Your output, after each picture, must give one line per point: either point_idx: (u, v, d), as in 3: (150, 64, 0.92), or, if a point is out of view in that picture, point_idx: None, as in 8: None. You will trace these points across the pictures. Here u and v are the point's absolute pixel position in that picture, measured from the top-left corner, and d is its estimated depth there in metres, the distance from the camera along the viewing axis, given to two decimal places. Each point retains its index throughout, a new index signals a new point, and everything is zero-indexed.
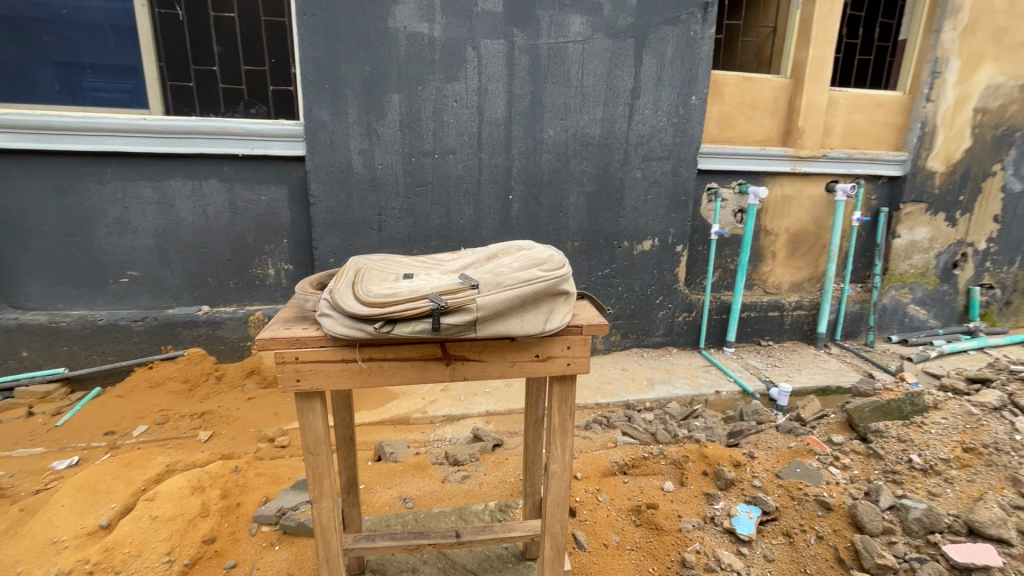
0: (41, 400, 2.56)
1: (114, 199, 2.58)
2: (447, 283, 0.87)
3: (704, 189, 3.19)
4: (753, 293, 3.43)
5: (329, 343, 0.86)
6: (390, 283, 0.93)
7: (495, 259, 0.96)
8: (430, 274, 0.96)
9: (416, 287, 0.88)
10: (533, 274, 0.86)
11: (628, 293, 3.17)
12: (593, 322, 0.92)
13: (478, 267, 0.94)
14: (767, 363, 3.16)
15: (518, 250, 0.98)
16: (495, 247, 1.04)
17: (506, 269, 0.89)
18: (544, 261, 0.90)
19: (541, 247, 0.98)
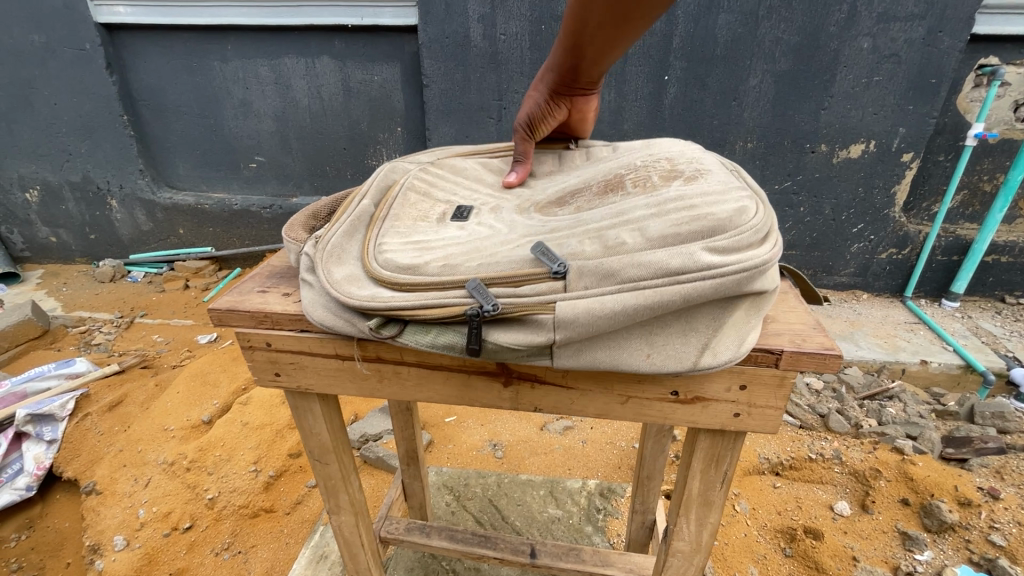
0: (195, 275, 2.80)
1: (236, 79, 2.47)
2: (513, 251, 0.49)
3: (972, 66, 2.10)
4: (1012, 230, 2.37)
5: (317, 329, 0.56)
6: (421, 230, 0.56)
7: (622, 199, 0.54)
8: (501, 214, 0.59)
9: (458, 248, 0.51)
10: (686, 262, 0.43)
11: (811, 217, 2.38)
12: (803, 348, 0.48)
13: (588, 212, 0.53)
14: (1011, 331, 2.23)
15: (678, 182, 0.53)
16: (631, 168, 0.61)
17: (632, 229, 0.47)
18: (719, 223, 0.45)
19: (724, 182, 0.52)
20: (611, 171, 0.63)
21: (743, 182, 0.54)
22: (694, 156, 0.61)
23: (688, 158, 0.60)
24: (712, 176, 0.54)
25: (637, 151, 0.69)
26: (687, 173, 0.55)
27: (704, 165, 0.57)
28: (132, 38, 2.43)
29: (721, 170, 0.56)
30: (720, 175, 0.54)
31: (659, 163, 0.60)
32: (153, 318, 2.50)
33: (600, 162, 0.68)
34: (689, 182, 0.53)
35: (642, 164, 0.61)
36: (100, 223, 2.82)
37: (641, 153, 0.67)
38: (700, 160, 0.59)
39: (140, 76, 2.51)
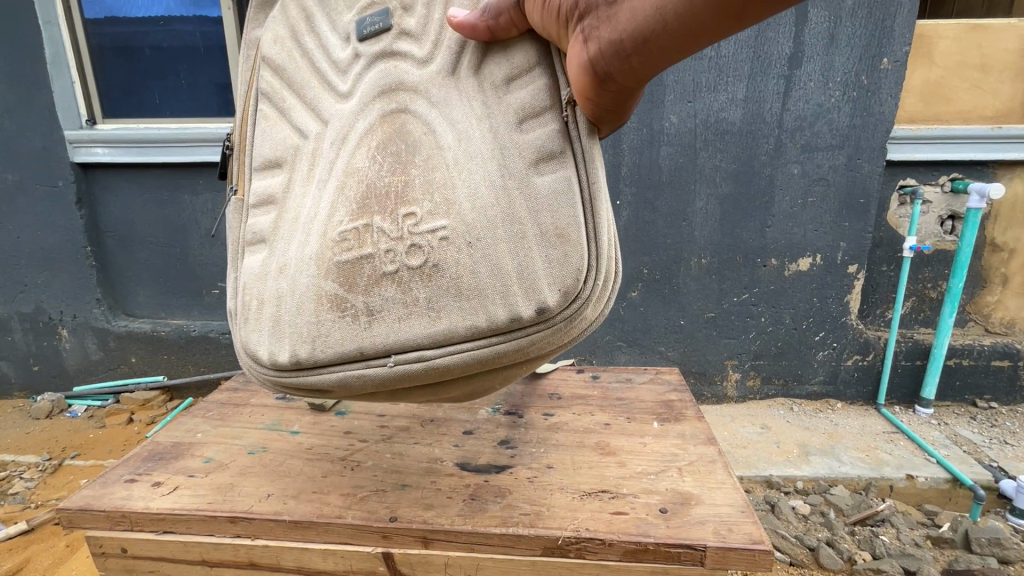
0: (141, 407, 2.62)
1: (206, 210, 2.52)
2: (278, 127, 0.79)
3: (894, 187, 2.30)
4: (966, 333, 2.43)
5: (175, 537, 0.85)
6: (297, 77, 0.79)
7: (308, 225, 0.71)
8: (339, 126, 0.73)
9: (280, 93, 0.80)
10: (251, 272, 0.75)
11: (773, 327, 2.39)
12: (729, 546, 0.77)
13: (305, 191, 0.73)
14: (991, 438, 2.17)
15: (320, 293, 0.67)
16: (415, 198, 0.65)
17: (277, 234, 0.75)
18: (257, 319, 0.73)
19: (323, 336, 0.67)
20: (425, 191, 0.64)
21: (344, 370, 0.67)
22: (418, 298, 0.64)
23: (407, 290, 0.64)
24: (337, 332, 0.66)
25: (527, 222, 0.62)
26: (335, 297, 0.66)
27: (363, 326, 0.65)
28: (105, 175, 2.50)
29: (376, 327, 0.65)
30: (340, 334, 0.66)
31: (379, 256, 0.65)
32: (85, 459, 2.28)
33: (503, 146, 0.64)
34: (311, 301, 0.68)
35: (403, 224, 0.64)
36: (46, 354, 2.68)
37: (508, 215, 0.62)
38: (393, 310, 0.64)
39: (109, 209, 2.54)
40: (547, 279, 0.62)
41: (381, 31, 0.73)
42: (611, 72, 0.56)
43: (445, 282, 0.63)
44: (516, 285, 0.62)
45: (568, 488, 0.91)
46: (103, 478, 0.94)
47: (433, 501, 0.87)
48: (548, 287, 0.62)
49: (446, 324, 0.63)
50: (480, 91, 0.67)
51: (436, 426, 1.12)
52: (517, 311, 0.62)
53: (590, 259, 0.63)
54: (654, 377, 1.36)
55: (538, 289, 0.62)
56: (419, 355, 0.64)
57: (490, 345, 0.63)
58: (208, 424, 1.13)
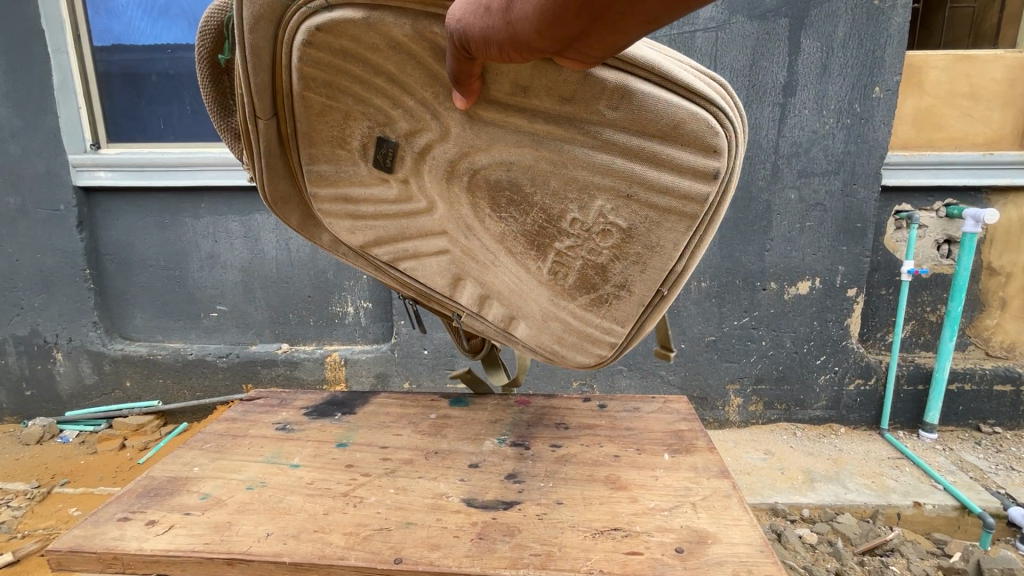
0: (135, 432, 2.57)
1: (206, 234, 2.51)
2: (427, 265, 0.92)
3: (890, 211, 2.32)
4: (967, 356, 2.42)
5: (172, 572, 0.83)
6: (396, 230, 0.90)
7: (528, 286, 0.89)
8: (456, 220, 0.86)
9: (401, 250, 0.92)
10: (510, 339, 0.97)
11: (775, 350, 2.38)
12: None
13: (494, 273, 0.89)
14: (997, 464, 2.14)
15: (580, 307, 0.88)
16: (564, 210, 0.80)
17: (518, 308, 0.91)
18: (569, 360, 0.95)
19: (613, 321, 0.89)
20: (562, 199, 0.79)
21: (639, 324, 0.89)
22: (639, 250, 0.81)
23: (627, 251, 0.82)
24: (623, 312, 0.87)
25: (649, 141, 0.72)
26: (583, 291, 0.87)
27: (628, 292, 0.85)
28: (107, 198, 2.51)
29: (632, 280, 0.84)
30: (622, 310, 0.87)
31: (580, 250, 0.83)
32: (75, 486, 2.23)
33: (579, 128, 0.73)
34: (584, 313, 0.89)
35: (579, 228, 0.81)
36: (40, 378, 2.64)
37: (631, 158, 0.74)
38: (630, 266, 0.83)
39: (109, 233, 2.54)
40: (697, 158, 0.73)
41: (398, 151, 0.81)
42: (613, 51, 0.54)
43: (643, 228, 0.79)
44: (687, 178, 0.75)
45: (579, 525, 0.89)
46: (94, 519, 0.91)
47: (440, 541, 0.85)
48: (707, 159, 0.73)
49: (674, 241, 0.80)
50: (508, 106, 0.73)
51: (441, 458, 1.10)
52: (699, 193, 0.76)
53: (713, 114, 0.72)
54: (661, 405, 1.34)
55: (704, 167, 0.74)
56: (677, 270, 0.83)
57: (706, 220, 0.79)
58: (206, 456, 1.10)
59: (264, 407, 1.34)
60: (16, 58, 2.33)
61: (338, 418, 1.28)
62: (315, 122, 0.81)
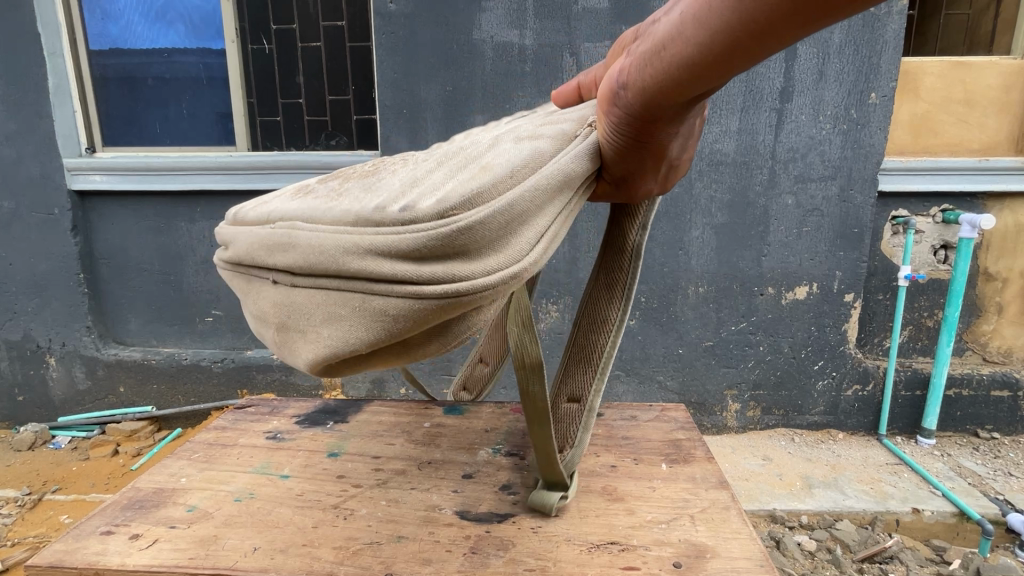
0: (128, 438, 2.55)
1: (201, 238, 2.49)
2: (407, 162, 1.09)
3: (886, 217, 2.31)
4: (965, 362, 2.42)
5: None
6: None
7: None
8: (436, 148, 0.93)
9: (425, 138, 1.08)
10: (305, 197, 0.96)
11: (773, 356, 2.37)
12: None
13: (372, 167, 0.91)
14: (995, 470, 2.14)
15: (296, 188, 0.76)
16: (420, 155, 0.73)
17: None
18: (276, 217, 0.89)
19: (263, 201, 0.74)
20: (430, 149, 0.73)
21: (248, 228, 0.69)
22: (334, 193, 0.65)
23: (343, 185, 0.67)
24: (277, 198, 0.72)
25: (467, 158, 0.63)
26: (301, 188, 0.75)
27: (294, 196, 0.70)
28: (101, 203, 2.49)
29: (294, 205, 0.68)
30: (275, 200, 0.72)
31: (354, 173, 0.72)
32: (66, 493, 2.20)
33: (505, 130, 0.71)
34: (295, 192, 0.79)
35: (388, 165, 0.73)
36: (32, 384, 2.62)
37: (457, 154, 0.65)
38: (321, 191, 0.68)
39: (103, 237, 2.52)
40: (439, 189, 0.59)
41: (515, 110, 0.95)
42: (626, 85, 0.57)
43: (367, 187, 0.65)
44: (411, 189, 0.60)
45: (574, 539, 0.88)
46: (77, 532, 0.90)
47: (431, 556, 0.84)
48: (430, 197, 0.57)
49: (328, 209, 0.62)
50: (535, 118, 0.78)
51: (434, 469, 1.09)
52: (385, 204, 0.58)
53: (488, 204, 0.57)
54: (659, 413, 1.33)
55: (425, 195, 0.58)
56: (300, 222, 0.63)
57: (351, 231, 0.59)
58: (195, 466, 1.09)
59: (255, 415, 1.33)
60: (10, 62, 2.32)
61: (330, 426, 1.26)
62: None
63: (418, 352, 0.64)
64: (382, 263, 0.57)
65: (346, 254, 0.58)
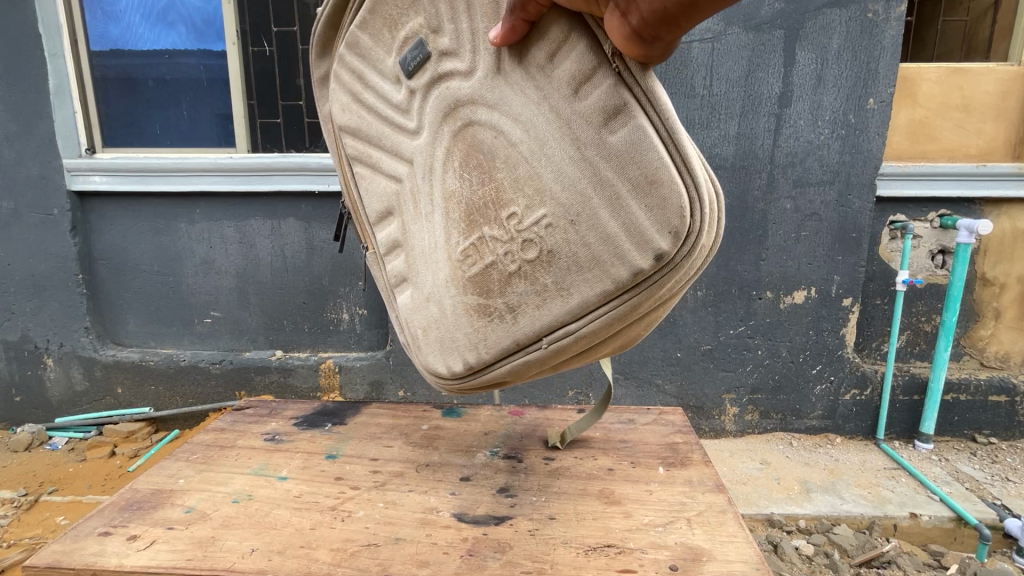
0: (125, 440, 2.53)
1: (201, 240, 2.49)
2: (377, 182, 0.93)
3: (885, 222, 2.32)
4: (963, 367, 2.42)
5: None
6: (372, 133, 0.90)
7: (437, 252, 0.84)
8: (424, 157, 0.82)
9: (366, 152, 0.93)
10: (402, 303, 0.94)
11: (770, 359, 2.37)
12: None
13: (421, 225, 0.87)
14: (992, 475, 2.14)
15: (467, 309, 0.81)
16: (510, 200, 0.73)
17: (415, 269, 0.90)
18: (430, 348, 0.88)
19: (482, 340, 0.80)
20: (517, 189, 0.72)
21: (512, 361, 0.79)
22: (548, 282, 0.73)
23: (535, 279, 0.74)
24: (493, 332, 0.79)
25: (616, 182, 0.66)
26: (478, 304, 0.79)
27: (509, 321, 0.77)
28: (101, 203, 2.49)
29: (529, 320, 0.75)
30: (497, 334, 0.79)
31: (500, 260, 0.76)
32: (63, 495, 2.20)
33: (569, 126, 0.67)
34: (463, 315, 0.81)
35: (510, 227, 0.74)
36: (30, 384, 2.61)
37: (597, 185, 0.67)
38: (527, 299, 0.75)
39: (102, 238, 2.52)
40: (648, 223, 0.65)
41: (423, 61, 0.78)
42: (658, 34, 0.54)
43: (563, 264, 0.71)
44: (625, 242, 0.67)
45: (571, 542, 0.88)
46: (74, 533, 0.90)
47: (429, 558, 0.84)
48: (657, 235, 0.65)
49: (580, 298, 0.71)
50: (532, 82, 0.69)
51: (431, 471, 1.09)
52: (637, 265, 0.66)
53: (693, 192, 0.63)
54: (656, 417, 1.33)
55: (647, 239, 0.65)
56: (564, 329, 0.73)
57: (625, 302, 0.69)
58: (193, 468, 1.09)
59: (253, 417, 1.33)
60: (12, 63, 2.32)
61: (328, 428, 1.26)
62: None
63: None
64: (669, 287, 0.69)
65: (640, 307, 0.70)
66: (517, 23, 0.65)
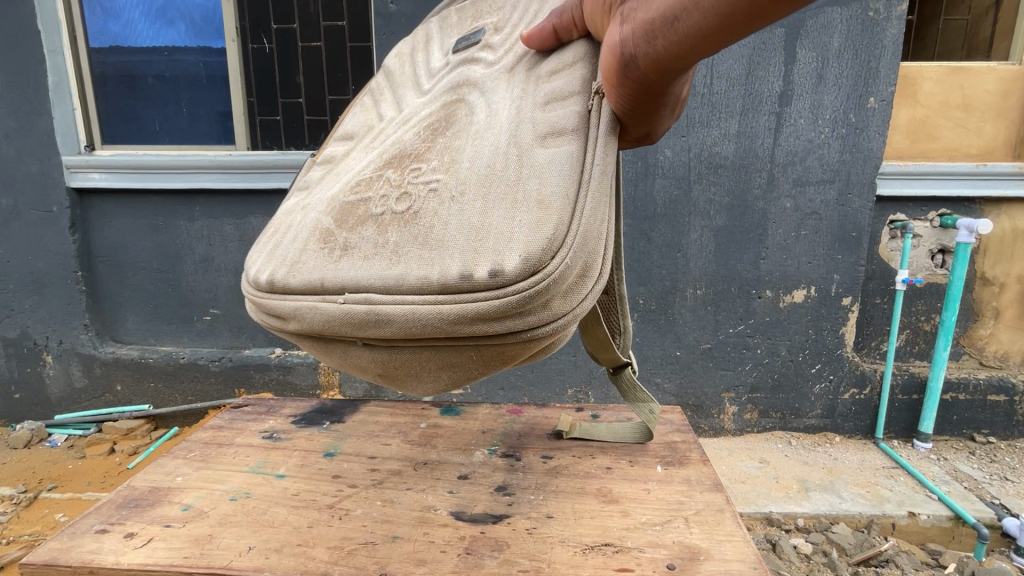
0: (124, 437, 2.53)
1: (200, 237, 2.49)
2: (361, 117, 0.95)
3: (885, 221, 2.32)
4: (962, 366, 2.42)
5: None
6: (399, 80, 0.93)
7: (349, 182, 0.78)
8: (410, 109, 0.83)
9: (376, 90, 0.97)
10: (292, 200, 0.91)
11: (770, 358, 2.37)
12: None
13: (353, 157, 0.86)
14: (991, 474, 2.14)
15: (320, 228, 0.74)
16: (427, 158, 0.71)
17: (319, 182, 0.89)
18: (273, 250, 0.79)
19: (300, 262, 0.72)
20: (440, 154, 0.71)
21: (306, 298, 0.69)
22: (393, 241, 0.65)
23: (383, 231, 0.67)
24: (314, 260, 0.71)
25: (513, 187, 0.62)
26: (327, 231, 0.72)
27: (337, 259, 0.68)
28: (100, 200, 2.49)
29: (347, 270, 0.66)
30: (316, 264, 0.70)
31: (375, 200, 0.71)
32: (62, 492, 2.20)
33: (520, 125, 0.66)
34: (311, 231, 0.74)
35: (417, 184, 0.69)
36: (30, 382, 2.61)
37: (496, 177, 0.63)
38: (363, 248, 0.67)
39: (101, 235, 2.52)
40: (514, 242, 0.59)
41: (471, 44, 0.84)
42: (635, 56, 0.54)
43: (417, 228, 0.65)
44: (478, 242, 0.60)
45: (569, 541, 0.88)
46: (71, 530, 0.90)
47: (426, 556, 0.84)
48: (514, 253, 0.58)
49: (417, 277, 0.61)
50: (523, 83, 0.71)
51: (430, 469, 1.09)
52: (469, 268, 0.59)
53: (562, 233, 0.58)
54: (655, 415, 1.33)
55: (503, 251, 0.58)
56: (370, 292, 0.64)
57: (434, 302, 0.60)
58: (191, 466, 1.09)
59: (252, 415, 1.33)
60: (11, 59, 2.32)
61: (327, 427, 1.26)
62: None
63: (519, 361, 0.69)
64: (489, 324, 0.60)
65: (451, 325, 0.61)
66: (547, 29, 0.69)
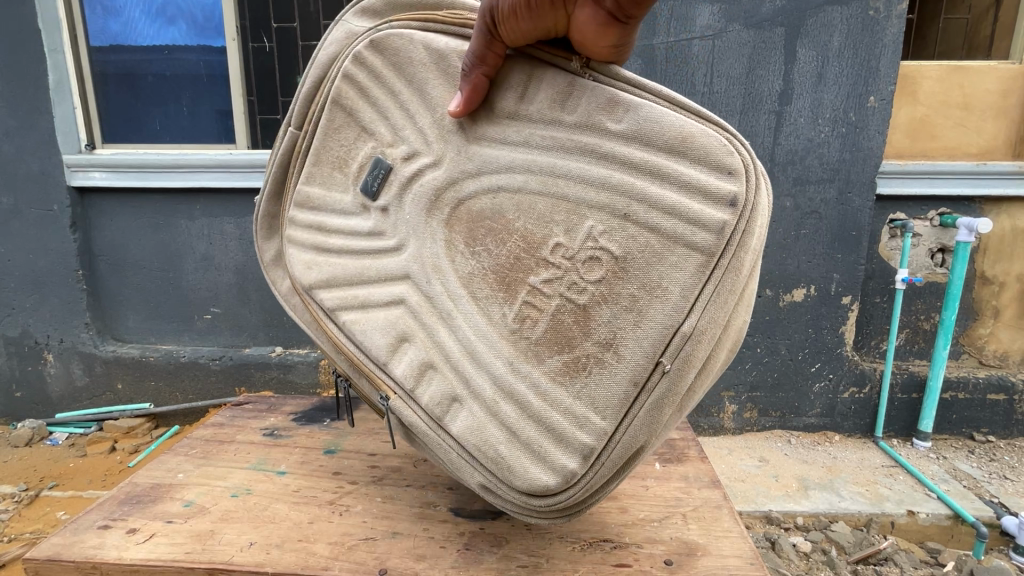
0: (125, 436, 2.54)
1: (200, 236, 2.49)
2: (373, 319, 0.87)
3: (884, 220, 2.32)
4: (961, 365, 2.42)
5: None
6: (354, 270, 0.89)
7: (482, 346, 0.78)
8: (417, 254, 0.84)
9: (351, 297, 0.89)
10: (460, 430, 0.80)
11: (769, 357, 2.38)
12: None
13: (455, 320, 0.81)
14: (990, 473, 2.15)
15: (545, 378, 0.74)
16: (549, 234, 0.74)
17: (454, 379, 0.81)
18: (517, 462, 0.77)
19: (592, 398, 0.72)
20: (547, 224, 0.74)
21: (638, 411, 0.71)
22: (633, 293, 0.70)
23: (617, 297, 0.70)
24: (585, 385, 0.73)
25: (653, 148, 0.69)
26: (564, 364, 0.74)
27: (614, 359, 0.71)
28: (101, 199, 2.49)
29: (610, 371, 0.71)
30: (603, 390, 0.72)
31: (565, 295, 0.73)
32: (63, 490, 2.20)
33: (570, 142, 0.73)
34: (551, 382, 0.74)
35: (561, 260, 0.73)
36: (31, 380, 2.62)
37: (632, 171, 0.70)
38: (623, 321, 0.70)
39: (103, 234, 2.52)
40: (713, 167, 0.68)
41: (386, 175, 0.86)
42: (623, 14, 0.69)
43: (641, 263, 0.69)
44: (700, 203, 0.67)
45: (568, 536, 0.88)
46: (74, 526, 0.90)
47: (426, 552, 0.84)
48: (720, 179, 0.67)
49: (677, 291, 0.68)
50: (512, 139, 0.76)
51: (430, 466, 1.09)
52: (718, 221, 0.66)
53: (724, 138, 0.69)
54: None
55: (716, 188, 0.67)
56: (677, 335, 0.68)
57: (717, 279, 0.67)
58: (193, 463, 1.09)
59: (253, 412, 1.33)
60: (12, 58, 2.32)
61: (327, 424, 1.27)
62: (325, 146, 0.93)
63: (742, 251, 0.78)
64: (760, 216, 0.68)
65: (735, 277, 0.67)
66: (479, 78, 0.75)
